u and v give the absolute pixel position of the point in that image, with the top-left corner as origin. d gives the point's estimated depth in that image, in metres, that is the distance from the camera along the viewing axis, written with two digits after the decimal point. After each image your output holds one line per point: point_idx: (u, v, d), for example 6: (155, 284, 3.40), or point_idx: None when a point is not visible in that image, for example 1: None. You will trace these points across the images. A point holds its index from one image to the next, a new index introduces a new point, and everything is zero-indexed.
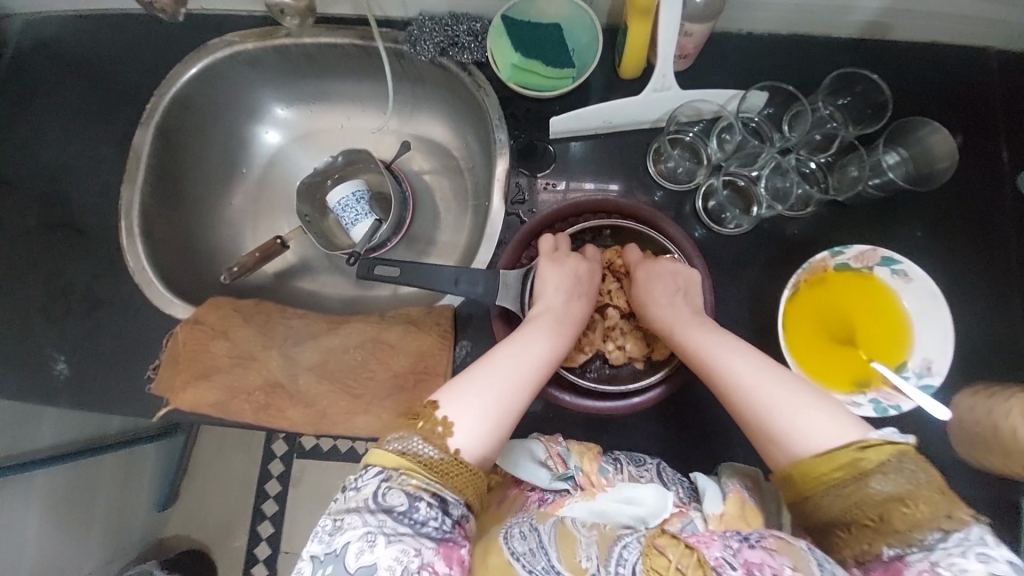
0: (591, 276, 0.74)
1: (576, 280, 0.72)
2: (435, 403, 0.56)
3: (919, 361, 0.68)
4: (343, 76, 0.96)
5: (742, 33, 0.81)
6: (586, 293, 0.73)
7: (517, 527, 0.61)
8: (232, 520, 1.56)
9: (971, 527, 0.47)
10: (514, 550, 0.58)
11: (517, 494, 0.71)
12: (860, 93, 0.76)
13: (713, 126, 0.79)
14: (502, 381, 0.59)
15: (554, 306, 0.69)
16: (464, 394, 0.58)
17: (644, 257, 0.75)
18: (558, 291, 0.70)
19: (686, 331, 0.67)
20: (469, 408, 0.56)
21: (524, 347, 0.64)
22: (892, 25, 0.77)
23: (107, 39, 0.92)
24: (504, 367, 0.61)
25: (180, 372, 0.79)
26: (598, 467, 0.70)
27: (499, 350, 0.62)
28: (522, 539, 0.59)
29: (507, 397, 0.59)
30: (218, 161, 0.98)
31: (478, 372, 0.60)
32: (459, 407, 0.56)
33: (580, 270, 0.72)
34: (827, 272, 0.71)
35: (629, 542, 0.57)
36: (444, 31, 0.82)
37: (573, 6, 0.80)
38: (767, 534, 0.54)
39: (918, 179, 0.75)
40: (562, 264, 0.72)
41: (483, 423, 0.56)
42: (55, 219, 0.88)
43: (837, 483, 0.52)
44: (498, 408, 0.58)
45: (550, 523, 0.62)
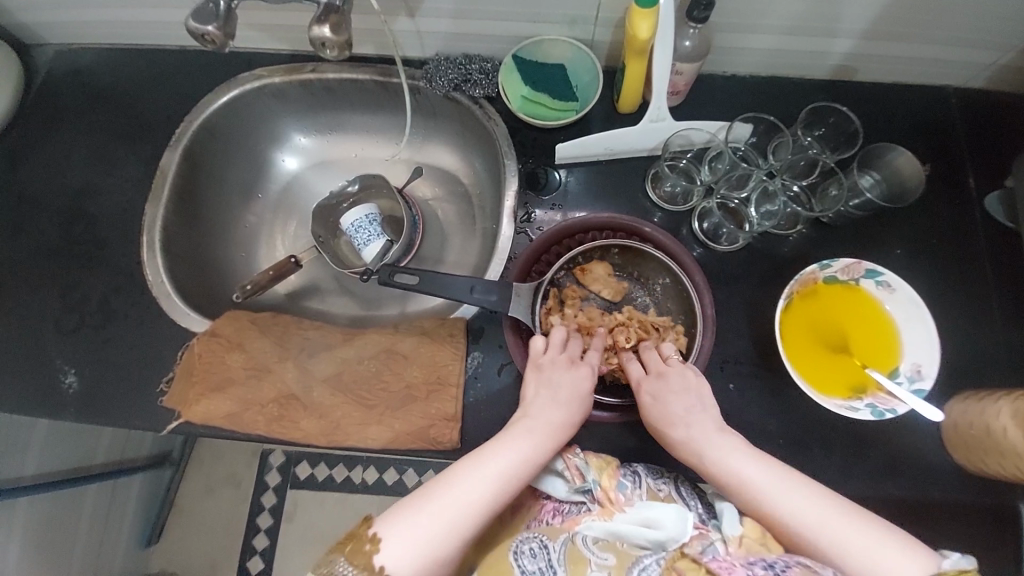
0: (578, 387, 0.71)
1: (557, 390, 0.70)
2: (370, 520, 0.59)
3: (909, 366, 0.72)
4: (359, 108, 1.03)
5: (727, 74, 0.90)
6: (574, 406, 0.70)
7: (527, 544, 0.67)
8: (219, 558, 1.50)
9: None
10: (524, 567, 0.65)
11: (533, 503, 0.73)
12: (832, 124, 0.84)
13: (705, 153, 0.86)
14: (456, 504, 0.60)
15: (534, 416, 0.68)
16: (413, 510, 0.59)
17: (647, 372, 0.73)
18: (541, 401, 0.69)
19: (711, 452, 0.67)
20: (412, 527, 0.58)
21: (491, 467, 0.63)
22: (858, 68, 0.87)
23: (142, 71, 0.99)
24: (464, 486, 0.61)
25: (194, 384, 0.80)
26: (616, 483, 0.70)
27: (459, 466, 0.63)
28: (533, 558, 0.66)
29: (451, 521, 0.59)
30: (238, 185, 1.03)
31: (432, 488, 0.61)
32: (399, 526, 0.58)
33: (567, 380, 0.71)
34: (817, 284, 0.76)
35: (647, 565, 0.64)
36: (458, 69, 0.91)
37: (575, 49, 0.88)
38: (791, 564, 0.58)
39: (892, 197, 0.82)
40: (559, 373, 0.71)
41: (419, 547, 0.57)
42: (77, 235, 0.91)
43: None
44: (445, 532, 0.58)
45: (561, 542, 0.66)
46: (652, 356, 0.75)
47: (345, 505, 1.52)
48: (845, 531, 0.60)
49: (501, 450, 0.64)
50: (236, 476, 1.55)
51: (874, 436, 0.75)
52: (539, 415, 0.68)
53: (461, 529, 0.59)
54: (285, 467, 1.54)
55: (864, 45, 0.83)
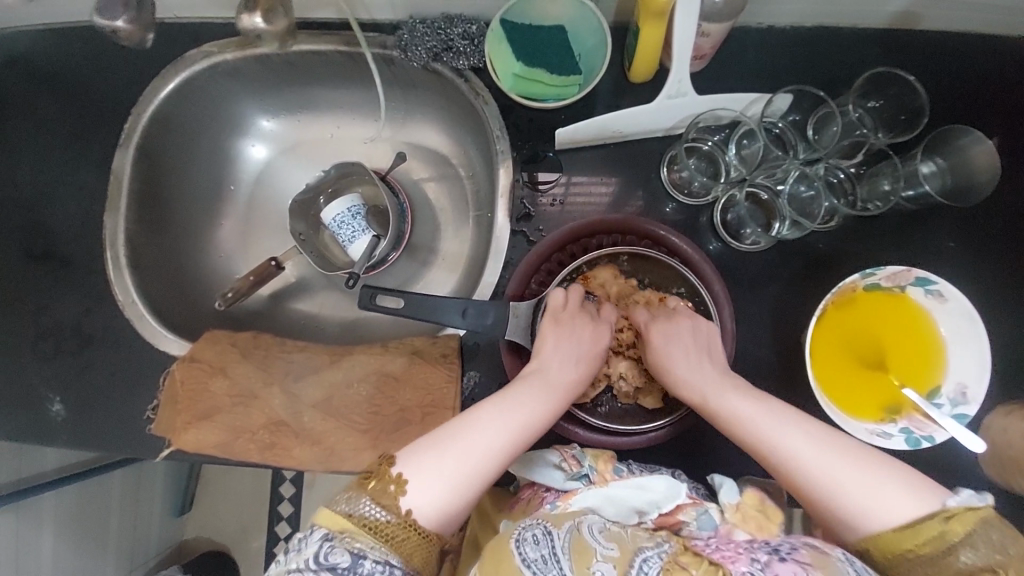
0: (596, 338, 0.67)
1: (578, 341, 0.66)
2: (391, 460, 0.56)
3: (953, 387, 0.64)
4: (328, 84, 0.89)
5: (762, 27, 0.74)
6: (592, 359, 0.66)
7: (529, 531, 0.56)
8: (248, 525, 1.59)
9: None
10: (526, 557, 0.54)
11: (531, 496, 0.68)
12: (893, 96, 0.70)
13: (733, 133, 0.73)
14: (475, 451, 0.57)
15: (548, 363, 0.64)
16: (434, 453, 0.56)
17: (653, 317, 0.68)
18: (557, 349, 0.65)
19: (717, 395, 0.61)
20: (433, 469, 0.55)
21: (510, 412, 0.59)
22: (926, 15, 0.70)
23: (75, 53, 0.86)
24: (482, 431, 0.58)
25: (180, 412, 0.76)
26: (612, 467, 0.68)
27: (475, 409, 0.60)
28: (535, 545, 0.55)
29: (473, 467, 0.56)
30: (204, 181, 0.92)
31: (447, 429, 0.58)
32: (421, 467, 0.55)
33: (586, 330, 0.67)
34: (856, 293, 0.67)
35: (649, 556, 0.55)
36: (437, 35, 0.76)
37: (577, 5, 0.72)
38: (798, 545, 0.53)
39: (956, 191, 0.70)
40: (579, 325, 0.67)
41: (442, 490, 0.55)
42: (38, 251, 0.84)
43: (924, 559, 0.50)
44: (468, 476, 0.56)
45: (566, 530, 0.57)
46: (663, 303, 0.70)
47: None
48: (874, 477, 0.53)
49: (517, 397, 0.61)
50: None
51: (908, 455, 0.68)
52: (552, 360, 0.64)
53: (485, 470, 0.57)
54: None
55: None
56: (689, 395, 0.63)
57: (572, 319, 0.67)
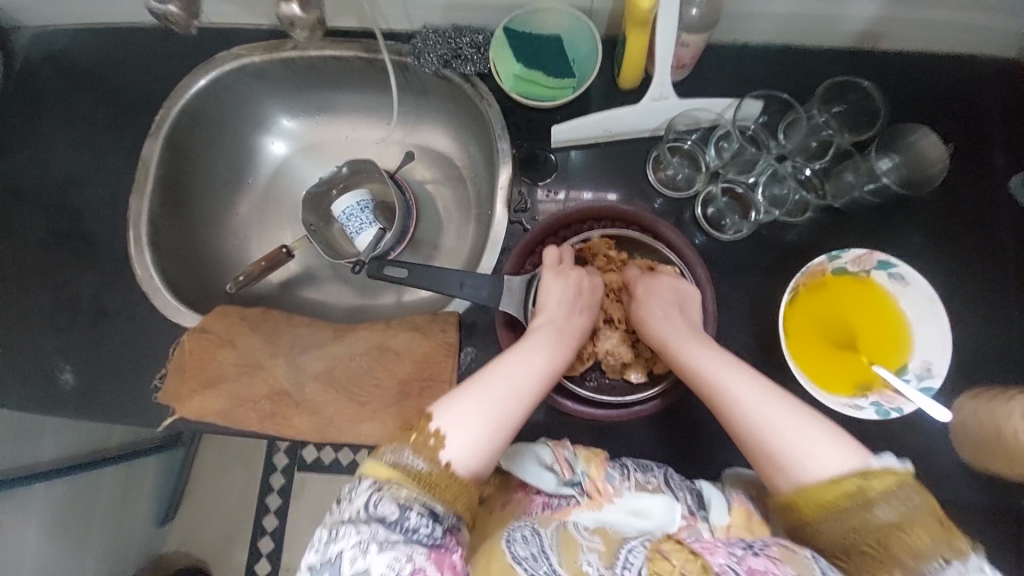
0: (592, 290, 0.74)
1: (577, 292, 0.72)
2: (428, 416, 0.59)
3: (919, 363, 0.69)
4: (345, 87, 0.97)
5: (738, 43, 0.82)
6: (591, 310, 0.74)
7: (518, 531, 0.62)
8: (232, 536, 1.56)
9: (965, 556, 0.50)
10: (516, 554, 0.58)
11: (522, 497, 0.73)
12: (853, 101, 0.78)
13: (711, 134, 0.81)
14: (499, 399, 0.61)
15: (555, 316, 0.70)
16: (463, 405, 0.60)
17: (642, 273, 0.75)
18: (559, 303, 0.71)
19: (692, 351, 0.67)
20: (465, 420, 0.59)
21: (526, 364, 0.65)
22: (883, 35, 0.79)
23: (116, 51, 0.94)
24: (503, 382, 0.63)
25: (186, 381, 0.79)
26: (604, 473, 0.71)
27: (496, 365, 0.64)
28: (524, 544, 0.60)
29: (501, 414, 0.60)
30: (224, 172, 0.99)
31: (471, 384, 0.63)
32: (453, 419, 0.59)
33: (585, 284, 0.74)
34: (825, 276, 0.72)
35: (634, 547, 0.59)
36: (447, 44, 0.84)
37: (572, 17, 0.81)
38: (770, 543, 0.56)
39: (914, 182, 0.76)
40: (581, 279, 0.73)
41: (478, 438, 0.59)
42: (64, 229, 0.89)
43: (838, 510, 0.54)
44: (498, 424, 0.60)
45: (553, 529, 0.64)
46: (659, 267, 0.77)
47: None
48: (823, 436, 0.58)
49: (528, 351, 0.66)
50: (248, 455, 1.59)
51: (882, 435, 0.72)
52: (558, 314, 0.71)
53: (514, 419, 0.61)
54: (292, 449, 1.57)
55: (891, 8, 0.75)
56: (659, 343, 0.70)
57: (570, 272, 0.73)
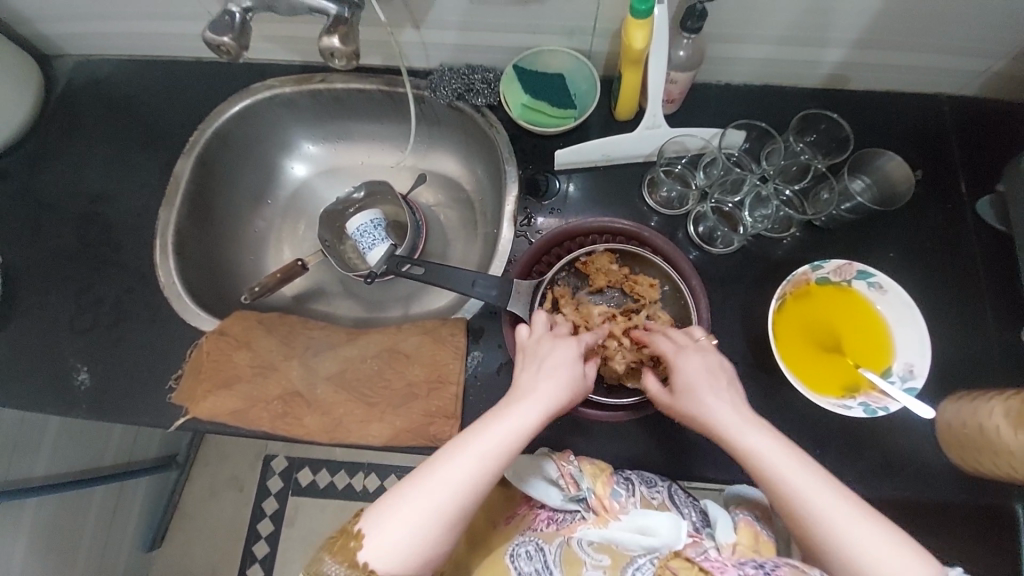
0: (562, 354, 0.68)
1: (540, 359, 0.68)
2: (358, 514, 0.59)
3: (902, 365, 0.74)
4: (365, 117, 1.06)
5: (722, 83, 0.93)
6: (569, 375, 0.67)
7: (523, 547, 0.68)
8: (219, 563, 1.50)
9: None
10: (521, 570, 0.66)
11: (527, 512, 0.76)
12: (824, 130, 0.87)
13: (699, 159, 0.89)
14: (431, 500, 0.58)
15: (522, 388, 0.66)
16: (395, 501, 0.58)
17: (678, 346, 0.70)
18: (527, 370, 0.68)
19: (738, 434, 0.62)
20: (396, 520, 0.57)
21: (463, 462, 0.59)
22: (848, 77, 0.90)
23: (157, 80, 1.03)
24: (440, 479, 0.59)
25: (202, 381, 0.82)
26: (610, 490, 0.72)
27: (439, 453, 0.61)
28: (529, 560, 0.67)
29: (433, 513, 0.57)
30: (248, 190, 1.06)
31: (413, 477, 0.60)
32: (383, 519, 0.57)
33: (550, 350, 0.69)
34: (810, 285, 0.78)
35: (642, 564, 0.64)
36: (461, 79, 0.94)
37: (574, 59, 0.91)
38: (780, 563, 0.57)
39: (884, 200, 0.84)
40: (546, 349, 0.69)
41: (400, 540, 0.56)
42: (93, 239, 0.94)
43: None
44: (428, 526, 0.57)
45: (557, 545, 0.68)
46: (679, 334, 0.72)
47: (345, 512, 1.52)
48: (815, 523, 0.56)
49: (475, 434, 0.61)
50: (241, 478, 1.56)
51: (871, 437, 0.75)
52: (525, 388, 0.65)
53: (452, 515, 0.58)
54: (287, 471, 1.55)
55: (854, 54, 0.85)
56: (705, 423, 0.64)
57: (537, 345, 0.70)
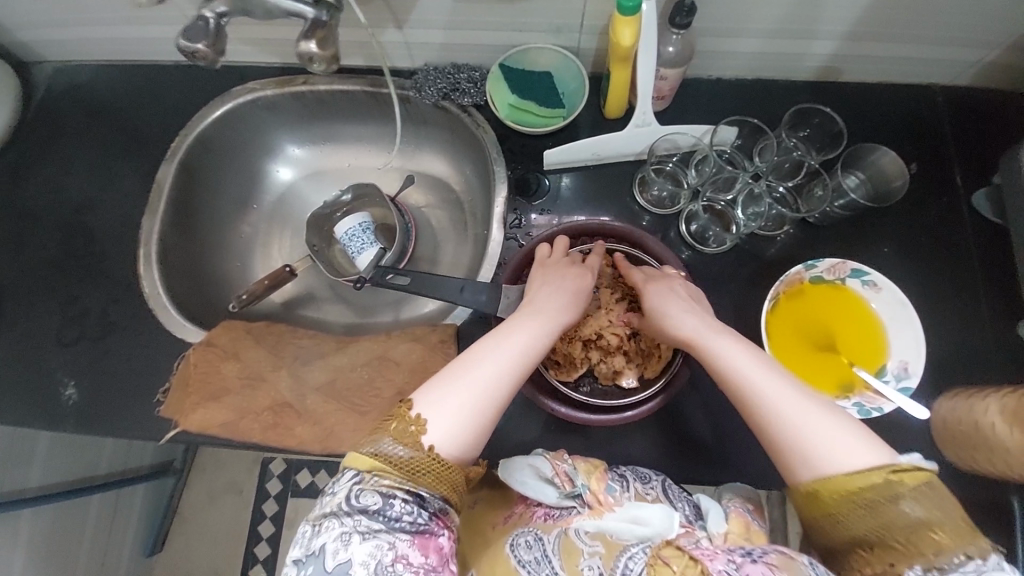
0: (581, 279, 0.74)
1: (566, 280, 0.74)
2: (408, 403, 0.62)
3: (896, 364, 0.73)
4: (350, 118, 1.04)
5: (712, 77, 0.91)
6: (584, 297, 0.74)
7: (522, 537, 0.67)
8: (220, 567, 1.51)
9: (993, 556, 0.51)
10: (521, 559, 0.64)
11: (523, 511, 0.74)
12: (817, 125, 0.86)
13: (691, 156, 0.87)
14: (475, 385, 0.63)
15: (542, 300, 0.71)
16: (441, 388, 0.63)
17: (649, 276, 0.76)
18: (550, 290, 0.73)
19: (704, 339, 0.67)
20: (449, 406, 0.62)
21: (498, 356, 0.65)
22: (840, 70, 0.88)
23: (136, 85, 1.01)
24: (479, 369, 0.64)
25: (190, 394, 0.81)
26: (605, 486, 0.71)
27: (483, 346, 0.66)
28: (528, 548, 0.66)
29: (483, 400, 0.62)
30: (233, 196, 1.04)
31: (454, 371, 0.64)
32: (437, 405, 0.62)
33: (572, 274, 0.75)
34: (804, 284, 0.77)
35: (635, 553, 0.61)
36: (447, 78, 0.92)
37: (561, 56, 0.90)
38: (768, 550, 0.57)
39: (878, 197, 0.84)
40: (561, 276, 0.74)
41: (453, 420, 0.61)
42: (76, 250, 0.93)
43: (865, 503, 0.55)
44: (475, 407, 0.62)
45: (555, 535, 0.66)
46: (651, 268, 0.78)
47: None
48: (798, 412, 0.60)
49: (509, 333, 0.67)
50: (240, 482, 1.56)
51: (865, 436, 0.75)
52: (543, 301, 0.71)
53: (503, 400, 0.64)
54: (286, 474, 1.54)
55: (846, 46, 0.83)
56: (676, 336, 0.70)
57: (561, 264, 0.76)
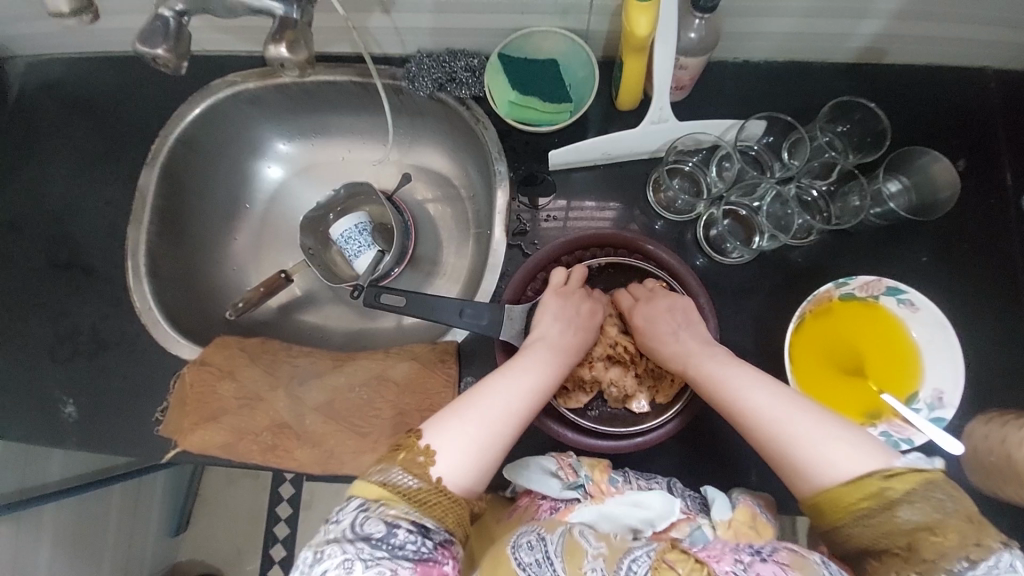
0: (591, 313, 0.73)
1: (576, 312, 0.72)
2: (418, 433, 0.59)
3: (930, 392, 0.69)
4: (342, 110, 0.96)
5: (738, 61, 0.81)
6: (590, 330, 0.73)
7: (524, 537, 0.60)
8: (243, 547, 1.55)
9: (999, 554, 0.48)
10: (521, 561, 0.58)
11: (528, 504, 0.69)
12: (858, 120, 0.77)
13: (712, 155, 0.79)
14: (488, 417, 0.61)
15: (550, 331, 0.70)
16: (452, 419, 0.60)
17: (636, 300, 0.74)
18: (554, 319, 0.70)
19: (701, 361, 0.67)
20: (458, 437, 0.59)
21: (505, 384, 0.63)
22: (886, 51, 0.77)
23: (109, 81, 0.94)
24: (487, 397, 0.62)
25: (188, 414, 0.79)
26: (608, 477, 0.68)
27: (493, 377, 0.64)
28: (530, 550, 0.59)
29: (494, 428, 0.60)
30: (222, 198, 0.99)
31: (462, 400, 0.62)
32: (446, 436, 0.59)
33: (585, 306, 0.73)
34: (833, 302, 0.71)
35: (639, 556, 0.57)
36: (442, 67, 0.83)
37: (568, 41, 0.80)
38: (778, 548, 0.56)
39: (922, 208, 0.76)
40: (572, 301, 0.72)
41: (463, 449, 0.58)
42: (63, 261, 0.89)
43: (863, 513, 0.53)
44: (487, 440, 0.60)
45: (558, 534, 0.60)
46: (640, 286, 0.76)
47: None
48: (827, 445, 0.56)
49: (520, 362, 0.66)
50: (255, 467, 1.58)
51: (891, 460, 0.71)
52: (549, 330, 0.70)
53: (514, 430, 0.61)
54: None
55: (895, 26, 0.72)
56: (674, 364, 0.69)
57: (574, 293, 0.73)
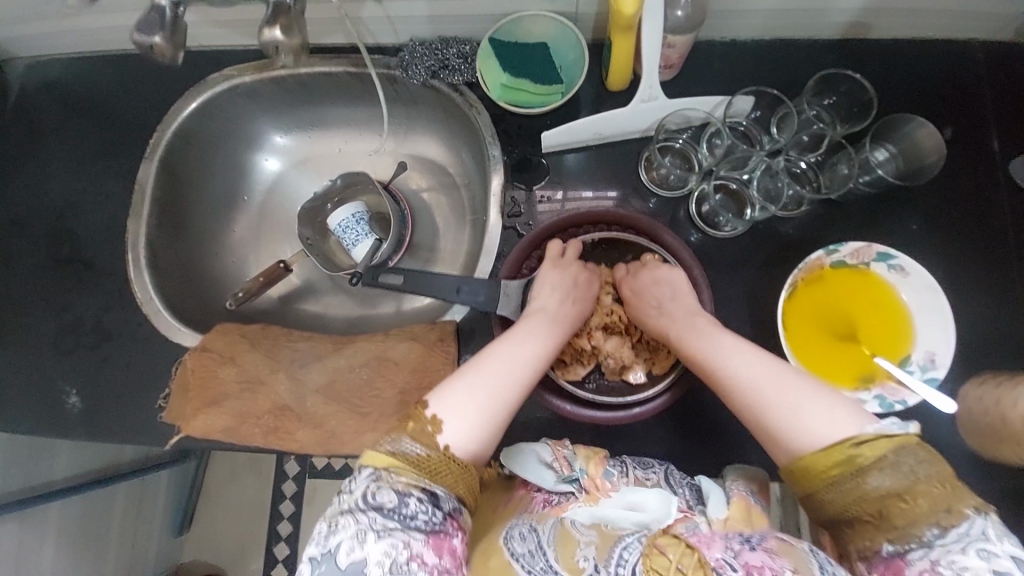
0: (589, 283, 0.75)
1: (573, 283, 0.73)
2: (424, 403, 0.59)
3: (923, 354, 0.69)
4: (339, 102, 0.98)
5: (725, 39, 0.82)
6: (585, 303, 0.74)
7: (517, 528, 0.61)
8: (247, 546, 1.52)
9: (972, 521, 0.49)
10: (514, 551, 0.58)
11: (524, 495, 0.69)
12: (844, 93, 0.78)
13: (703, 132, 0.81)
14: (490, 384, 0.61)
15: (550, 302, 0.71)
16: (457, 388, 0.61)
17: (630, 270, 0.77)
18: (553, 290, 0.72)
19: (692, 336, 0.67)
20: (462, 404, 0.59)
21: (501, 357, 0.64)
22: (870, 26, 0.79)
23: (108, 77, 0.95)
24: (489, 367, 0.63)
25: (190, 399, 0.80)
26: (603, 471, 0.68)
27: (494, 346, 0.65)
28: (522, 541, 0.59)
29: (498, 395, 0.61)
30: (221, 191, 1.00)
31: (464, 371, 0.63)
32: (450, 404, 0.59)
33: (582, 277, 0.75)
34: (824, 269, 0.73)
35: (630, 543, 0.56)
36: (434, 55, 0.85)
37: (558, 25, 0.82)
38: (767, 537, 0.55)
39: (906, 174, 0.77)
40: (569, 274, 0.74)
41: (468, 417, 0.58)
42: (64, 255, 0.90)
43: (835, 480, 0.52)
44: (491, 406, 0.60)
45: (550, 525, 0.62)
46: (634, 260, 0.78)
47: None
48: (824, 401, 0.56)
49: (520, 332, 0.67)
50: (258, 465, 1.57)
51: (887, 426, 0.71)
52: (544, 304, 0.71)
53: (517, 398, 0.62)
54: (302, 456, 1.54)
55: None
56: (667, 333, 0.70)
57: (570, 265, 0.75)
